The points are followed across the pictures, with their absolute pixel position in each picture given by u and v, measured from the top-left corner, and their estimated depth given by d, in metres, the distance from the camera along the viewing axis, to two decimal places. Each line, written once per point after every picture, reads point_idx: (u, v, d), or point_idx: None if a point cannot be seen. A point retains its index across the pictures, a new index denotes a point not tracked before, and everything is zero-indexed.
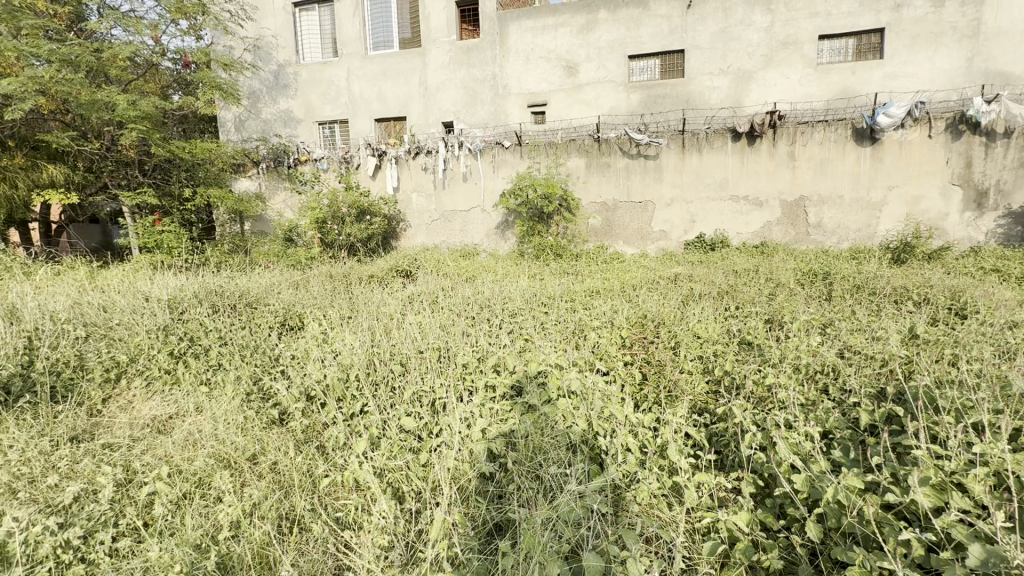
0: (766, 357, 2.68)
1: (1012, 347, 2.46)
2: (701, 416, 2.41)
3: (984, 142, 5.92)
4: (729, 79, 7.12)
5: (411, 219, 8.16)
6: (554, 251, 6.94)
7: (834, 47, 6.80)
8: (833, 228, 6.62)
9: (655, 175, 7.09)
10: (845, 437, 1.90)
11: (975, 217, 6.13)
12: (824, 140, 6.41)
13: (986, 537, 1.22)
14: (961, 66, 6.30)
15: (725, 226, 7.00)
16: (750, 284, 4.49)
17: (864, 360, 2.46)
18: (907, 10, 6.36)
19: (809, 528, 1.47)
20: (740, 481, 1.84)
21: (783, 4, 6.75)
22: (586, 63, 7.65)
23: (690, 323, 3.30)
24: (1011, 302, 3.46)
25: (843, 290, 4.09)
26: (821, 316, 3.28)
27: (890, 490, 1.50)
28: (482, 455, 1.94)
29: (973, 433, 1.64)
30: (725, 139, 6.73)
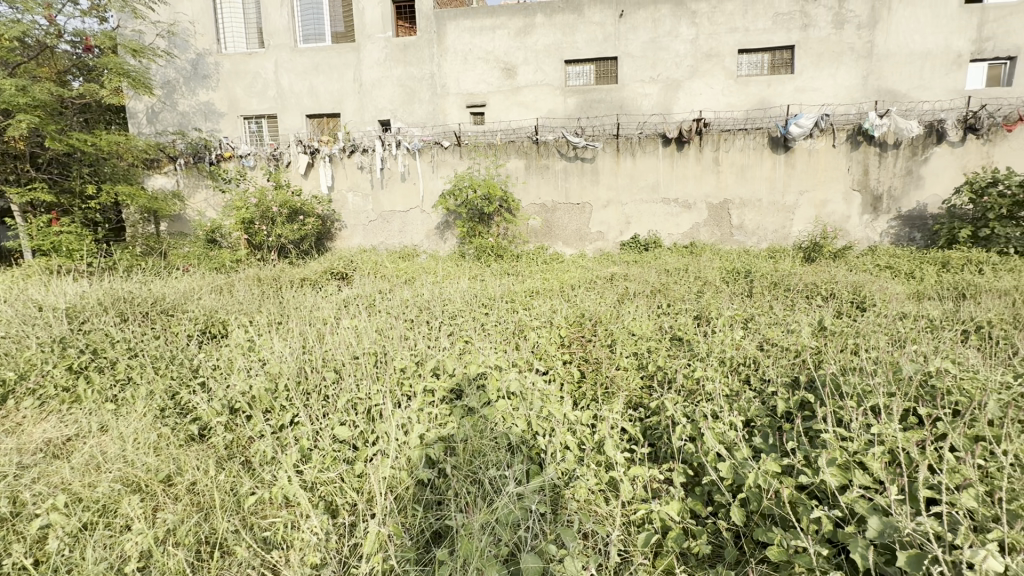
0: (694, 351, 2.82)
1: (901, 336, 2.75)
2: (636, 411, 2.50)
3: (878, 152, 6.59)
4: (659, 86, 7.46)
5: (346, 219, 7.87)
6: (495, 252, 6.94)
7: (751, 61, 7.30)
8: (753, 229, 7.11)
9: (591, 177, 7.29)
10: (765, 424, 2.04)
11: (872, 219, 6.81)
12: (744, 147, 6.87)
13: (883, 509, 1.35)
14: (859, 83, 6.98)
15: (657, 227, 7.33)
16: (681, 283, 4.70)
17: (780, 352, 2.65)
18: (813, 30, 6.96)
19: (733, 512, 1.55)
20: (672, 472, 1.93)
21: (706, 18, 7.17)
22: (523, 66, 7.72)
23: (625, 321, 3.41)
24: (901, 295, 3.87)
25: (762, 287, 4.39)
26: (743, 312, 3.50)
27: (803, 471, 1.63)
28: (420, 461, 1.90)
29: (871, 415, 1.82)
30: (656, 143, 7.04)
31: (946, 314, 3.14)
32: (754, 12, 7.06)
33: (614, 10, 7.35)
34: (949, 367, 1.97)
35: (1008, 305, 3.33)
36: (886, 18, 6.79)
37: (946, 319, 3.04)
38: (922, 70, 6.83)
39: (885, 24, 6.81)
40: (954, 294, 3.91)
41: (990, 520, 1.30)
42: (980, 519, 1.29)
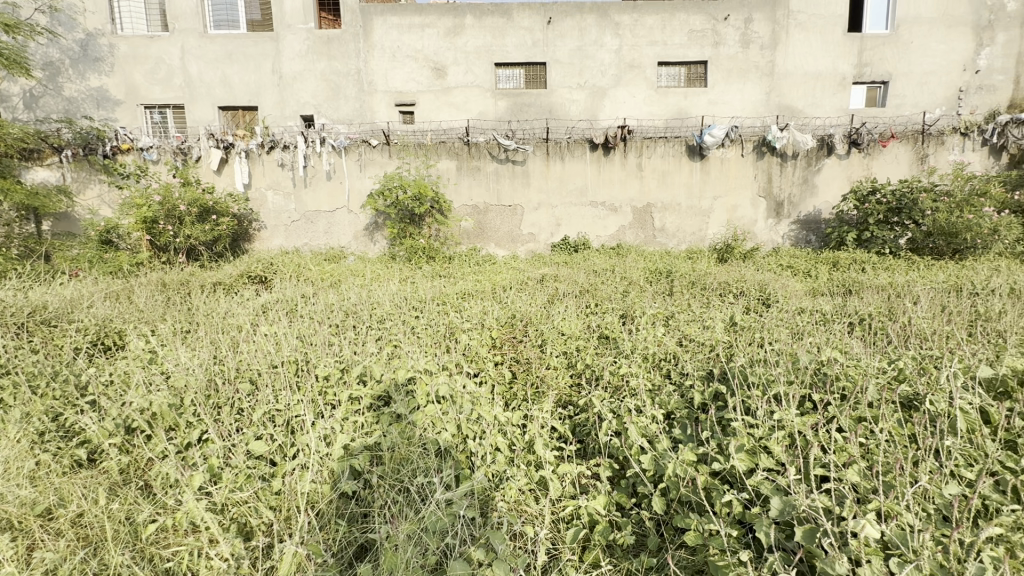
0: (620, 348, 2.94)
1: (800, 329, 3.03)
2: (566, 409, 2.55)
3: (779, 162, 7.24)
4: (586, 93, 7.70)
5: (266, 219, 7.40)
6: (427, 254, 6.81)
7: (670, 73, 7.74)
8: (673, 231, 7.55)
9: (523, 180, 7.39)
10: (683, 415, 2.16)
11: (775, 223, 7.47)
12: (665, 154, 7.27)
13: (783, 489, 1.47)
14: (762, 99, 7.63)
15: (586, 229, 7.57)
16: (607, 283, 4.88)
17: (697, 347, 2.83)
18: (724, 48, 7.51)
19: (654, 502, 1.63)
20: (598, 467, 1.98)
21: (628, 30, 7.50)
22: (453, 67, 7.66)
23: (555, 321, 3.47)
24: (800, 292, 4.27)
25: (680, 286, 4.67)
26: (664, 310, 3.70)
27: (716, 459, 1.74)
28: (345, 473, 1.81)
29: (773, 402, 1.98)
30: (584, 148, 7.27)
31: (836, 308, 3.50)
32: (671, 27, 7.49)
33: (543, 17, 7.50)
34: (837, 356, 2.20)
35: (884, 299, 3.78)
36: (785, 40, 7.47)
37: (835, 313, 3.39)
38: (815, 89, 7.59)
39: (783, 46, 7.49)
40: (842, 290, 4.38)
41: (869, 492, 1.46)
42: (861, 492, 1.45)
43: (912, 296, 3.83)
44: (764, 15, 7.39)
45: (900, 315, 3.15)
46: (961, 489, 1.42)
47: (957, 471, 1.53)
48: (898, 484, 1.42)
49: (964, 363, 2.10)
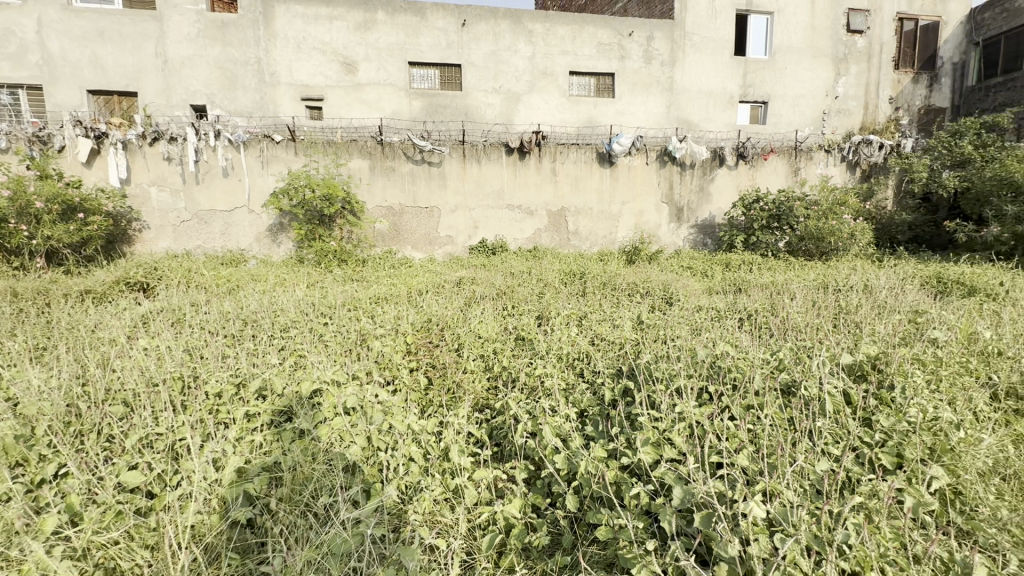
0: (536, 349, 2.98)
1: (699, 325, 3.27)
2: (482, 413, 2.53)
3: (679, 171, 7.82)
4: (501, 97, 7.76)
5: (149, 219, 6.61)
6: (338, 257, 6.44)
7: (580, 82, 8.04)
8: (586, 234, 7.85)
9: (439, 182, 7.28)
10: (595, 412, 2.23)
11: (677, 228, 8.04)
12: (577, 160, 7.56)
13: (685, 478, 1.56)
14: (663, 112, 8.19)
15: (503, 231, 7.63)
16: (524, 285, 4.95)
17: (607, 346, 2.94)
18: (629, 61, 7.95)
19: (568, 500, 1.66)
20: (515, 470, 1.99)
21: (541, 38, 7.69)
22: (365, 63, 7.32)
23: (472, 324, 3.44)
24: (698, 291, 4.62)
25: (593, 287, 4.86)
26: (577, 311, 3.82)
27: (625, 453, 1.81)
28: (238, 499, 1.64)
29: (675, 395, 2.10)
30: (500, 151, 7.34)
31: (729, 305, 3.83)
32: (581, 39, 7.79)
33: (457, 19, 7.43)
34: (729, 350, 2.39)
35: (768, 296, 4.21)
36: (682, 59, 8.08)
37: (728, 310, 3.71)
38: (708, 105, 8.29)
39: (681, 64, 8.10)
40: (733, 289, 4.81)
41: (757, 474, 1.60)
42: (750, 475, 1.58)
43: (790, 293, 4.30)
44: (664, 34, 7.94)
45: (780, 310, 3.51)
46: (829, 464, 1.60)
47: (827, 448, 1.72)
48: (779, 465, 1.57)
49: (831, 351, 2.38)
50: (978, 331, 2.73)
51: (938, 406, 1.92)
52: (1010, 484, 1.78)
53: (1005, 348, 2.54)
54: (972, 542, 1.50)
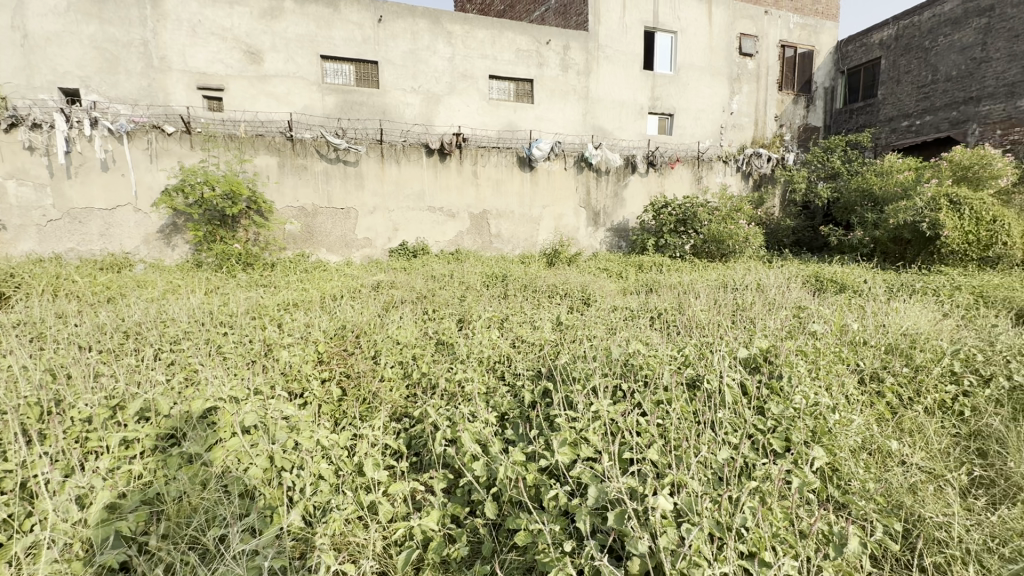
0: (456, 353, 2.92)
1: (614, 325, 3.40)
2: (401, 422, 2.44)
3: (595, 176, 8.16)
4: (420, 97, 7.52)
5: (6, 218, 5.67)
6: (242, 260, 5.92)
7: (500, 87, 8.06)
8: (508, 237, 7.93)
9: (356, 182, 6.99)
10: (516, 415, 2.23)
11: (594, 231, 8.37)
12: (497, 163, 7.63)
13: (600, 476, 1.60)
14: (580, 120, 8.46)
15: (424, 234, 7.48)
16: (445, 288, 4.87)
17: (527, 348, 2.96)
18: (546, 69, 8.13)
19: (487, 508, 1.63)
20: (433, 480, 1.93)
21: (460, 40, 7.60)
22: (271, 53, 6.74)
23: (390, 330, 3.30)
24: (613, 291, 4.84)
25: (514, 289, 4.90)
26: (499, 313, 3.82)
27: (543, 455, 1.81)
28: (108, 541, 1.43)
29: (591, 394, 2.16)
30: (420, 152, 7.23)
31: (642, 305, 4.03)
32: (500, 44, 7.82)
33: (373, 14, 7.10)
34: (641, 348, 2.49)
35: (676, 296, 4.48)
36: (596, 69, 8.42)
37: (640, 309, 3.91)
38: (621, 115, 8.70)
39: (595, 75, 8.43)
40: (645, 289, 5.08)
41: (666, 467, 1.67)
42: (660, 468, 1.66)
43: (695, 293, 4.62)
44: (579, 45, 8.22)
45: (686, 309, 3.75)
46: (728, 453, 1.72)
47: (727, 438, 1.84)
48: (685, 456, 1.66)
49: (729, 346, 2.56)
50: (847, 323, 3.08)
51: (818, 392, 2.13)
52: (874, 457, 2.02)
53: (868, 338, 2.90)
54: (846, 513, 1.68)
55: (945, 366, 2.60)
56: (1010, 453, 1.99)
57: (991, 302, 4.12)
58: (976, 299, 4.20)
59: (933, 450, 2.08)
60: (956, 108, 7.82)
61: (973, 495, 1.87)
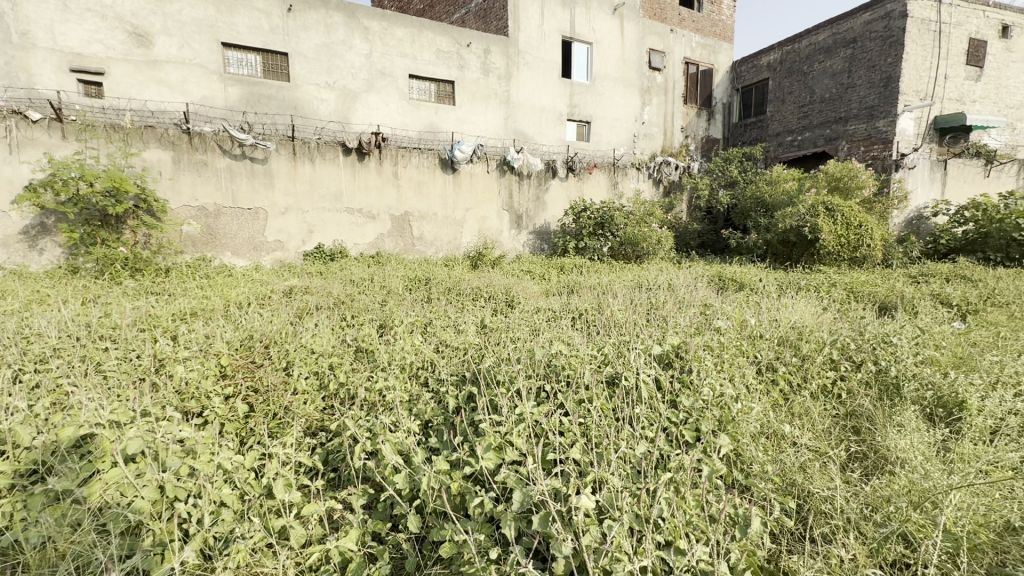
0: (376, 361, 2.79)
1: (538, 326, 3.46)
2: (317, 437, 2.30)
3: (517, 180, 8.29)
4: (336, 94, 7.14)
5: None
6: (129, 265, 5.30)
7: (420, 87, 7.87)
8: (431, 240, 7.80)
9: (264, 181, 6.54)
10: (440, 422, 2.19)
11: (517, 234, 8.49)
12: (419, 164, 7.49)
13: (524, 479, 1.60)
14: (501, 124, 8.53)
15: (342, 236, 7.15)
16: (365, 293, 4.67)
17: (452, 352, 2.91)
18: (467, 71, 8.09)
19: (409, 521, 1.57)
20: (352, 497, 1.84)
21: (378, 36, 7.34)
22: (162, 36, 6.03)
23: (304, 338, 3.09)
24: (537, 293, 4.93)
25: (438, 293, 4.82)
26: (422, 317, 3.73)
27: (468, 462, 1.79)
28: None
29: (516, 397, 2.16)
30: (336, 151, 6.91)
31: (563, 306, 4.14)
32: (420, 43, 7.67)
33: (281, 2, 6.63)
34: (563, 349, 2.54)
35: (595, 296, 4.64)
36: (516, 74, 8.54)
37: (562, 310, 4.01)
38: (541, 120, 8.90)
39: (516, 80, 8.55)
40: (567, 290, 5.22)
41: (588, 465, 1.72)
42: (582, 466, 1.70)
43: (613, 293, 4.82)
44: (500, 49, 8.30)
45: (605, 309, 3.90)
46: (645, 447, 1.80)
47: (644, 432, 1.93)
48: (606, 453, 1.71)
49: (645, 344, 2.69)
50: (746, 319, 3.37)
51: (723, 384, 2.30)
52: (771, 440, 2.22)
53: (764, 331, 3.18)
54: (749, 495, 1.82)
55: (826, 354, 2.92)
56: (878, 429, 2.28)
57: (860, 297, 4.71)
58: (847, 294, 4.78)
59: (818, 430, 2.33)
60: (829, 127, 8.88)
61: (850, 468, 2.11)
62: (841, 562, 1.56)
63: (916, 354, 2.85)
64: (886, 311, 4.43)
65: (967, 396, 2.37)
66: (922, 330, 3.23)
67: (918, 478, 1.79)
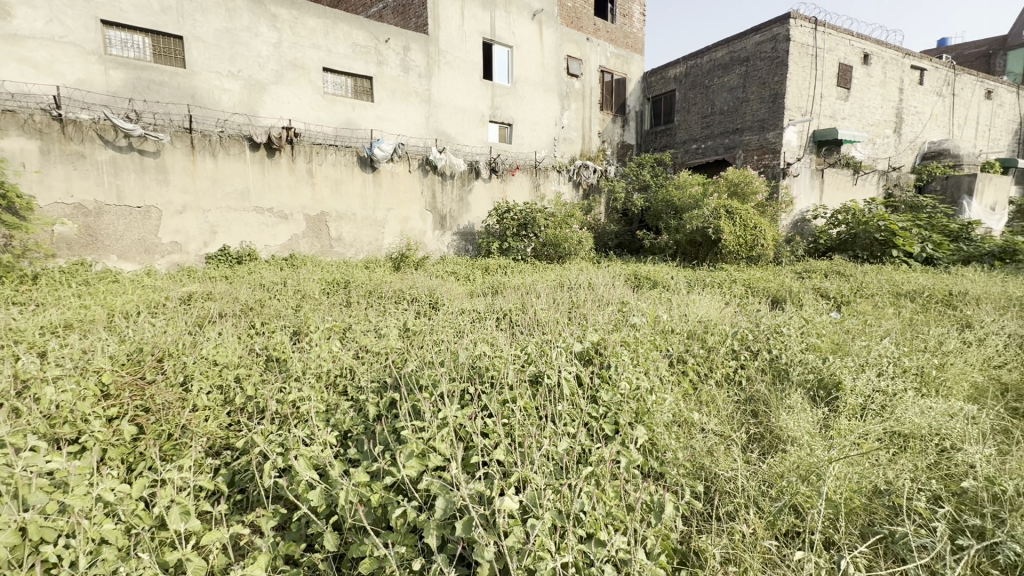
0: (289, 371, 2.61)
1: (462, 327, 3.43)
2: (221, 457, 2.11)
3: (440, 180, 8.18)
4: (240, 84, 6.60)
5: None
6: None
7: (336, 81, 7.50)
8: (351, 241, 7.47)
9: (157, 176, 5.91)
10: (359, 431, 2.09)
11: (441, 235, 8.37)
12: (336, 162, 7.15)
13: (448, 485, 1.56)
14: (423, 123, 8.37)
15: (250, 237, 6.64)
16: (278, 298, 4.37)
17: (372, 358, 2.79)
18: (386, 67, 7.85)
19: (326, 540, 1.47)
20: (260, 520, 1.70)
21: (287, 25, 6.90)
22: (24, 7, 5.18)
23: (205, 349, 2.82)
24: (461, 294, 4.89)
25: (358, 296, 4.62)
26: (340, 323, 3.55)
27: (389, 472, 1.72)
28: None
29: (439, 401, 2.11)
30: (242, 145, 6.41)
31: (487, 307, 4.14)
32: (334, 35, 7.32)
33: None
34: (487, 350, 2.53)
35: (518, 296, 4.71)
36: (437, 73, 8.42)
37: (486, 311, 4.00)
38: (463, 121, 8.85)
39: (436, 79, 8.43)
40: (491, 291, 5.25)
41: (512, 465, 1.72)
42: (506, 467, 1.70)
43: (536, 293, 4.90)
44: (419, 47, 8.14)
45: (528, 309, 3.95)
46: (568, 443, 1.84)
47: (567, 429, 1.97)
48: (529, 453, 1.73)
49: (566, 342, 2.75)
50: (659, 315, 3.58)
51: (639, 377, 2.42)
52: (682, 428, 2.35)
53: (675, 326, 3.39)
54: (663, 482, 1.94)
55: (728, 345, 3.17)
56: (773, 411, 2.51)
57: (756, 292, 5.18)
58: (745, 289, 5.25)
59: (723, 415, 2.52)
60: (728, 137, 9.70)
61: (750, 449, 2.30)
62: (743, 537, 1.69)
63: (802, 342, 3.18)
64: (778, 303, 4.93)
65: (842, 377, 2.68)
66: (806, 321, 3.62)
67: (805, 454, 2.00)
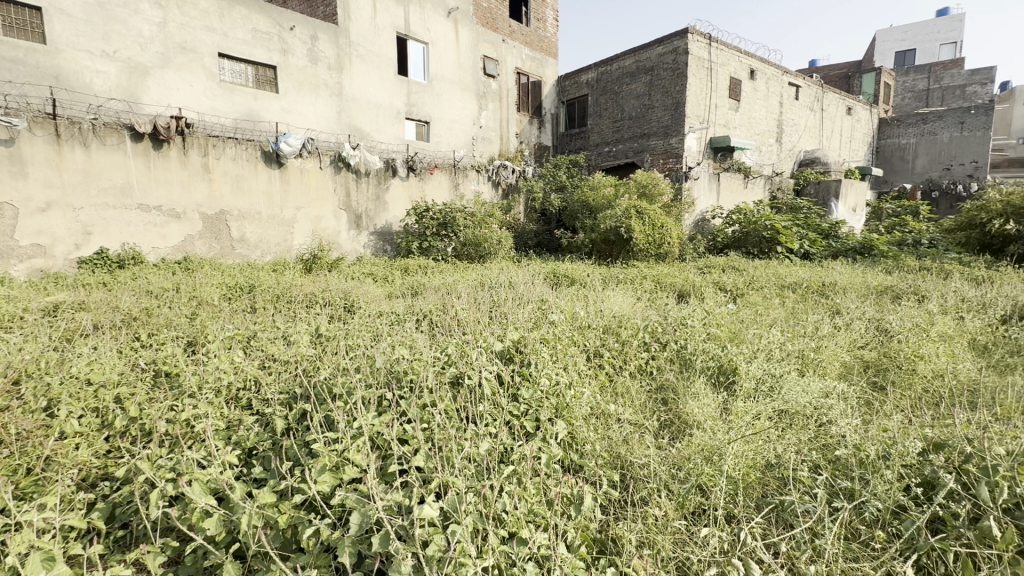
0: (182, 388, 2.35)
1: (379, 331, 3.30)
2: (98, 488, 1.85)
3: (354, 178, 7.84)
4: (117, 66, 5.84)
5: None
6: None
7: (233, 68, 6.90)
8: (255, 242, 6.92)
9: (11, 168, 5.07)
10: (266, 448, 1.92)
11: (357, 235, 8.02)
12: (236, 157, 6.59)
13: (364, 497, 1.49)
14: (334, 117, 7.95)
15: (135, 239, 5.91)
16: (168, 305, 3.92)
17: (280, 367, 2.59)
18: (291, 56, 7.36)
19: (226, 571, 1.34)
20: (146, 556, 1.50)
21: (174, 3, 6.22)
22: None
23: (77, 367, 2.45)
24: (379, 296, 4.71)
25: (264, 301, 4.29)
26: (243, 331, 3.26)
27: (299, 489, 1.61)
28: None
29: (355, 409, 2.00)
30: (122, 135, 5.70)
31: (406, 308, 4.02)
32: (231, 18, 6.74)
33: None
34: (405, 354, 2.45)
35: (439, 297, 4.63)
36: (348, 66, 8.05)
37: (405, 313, 3.88)
38: (378, 116, 8.54)
39: (347, 72, 8.05)
40: (411, 292, 5.12)
41: (432, 470, 1.68)
42: (426, 473, 1.66)
43: (457, 293, 4.85)
44: (328, 37, 7.73)
45: (449, 309, 3.89)
46: (489, 444, 1.84)
47: (488, 429, 1.97)
48: (450, 456, 1.70)
49: (487, 341, 2.74)
50: (576, 311, 3.69)
51: (558, 373, 2.48)
52: (600, 420, 2.44)
53: (592, 322, 3.52)
54: (582, 474, 2.00)
55: (640, 338, 3.35)
56: (680, 398, 2.69)
57: (664, 287, 5.52)
58: (655, 284, 5.58)
59: (636, 404, 2.65)
60: (637, 141, 10.27)
61: (661, 435, 2.44)
62: (655, 520, 1.78)
63: (704, 332, 3.45)
64: (683, 297, 5.30)
65: (738, 363, 2.95)
66: (708, 312, 3.92)
67: (708, 437, 2.16)
